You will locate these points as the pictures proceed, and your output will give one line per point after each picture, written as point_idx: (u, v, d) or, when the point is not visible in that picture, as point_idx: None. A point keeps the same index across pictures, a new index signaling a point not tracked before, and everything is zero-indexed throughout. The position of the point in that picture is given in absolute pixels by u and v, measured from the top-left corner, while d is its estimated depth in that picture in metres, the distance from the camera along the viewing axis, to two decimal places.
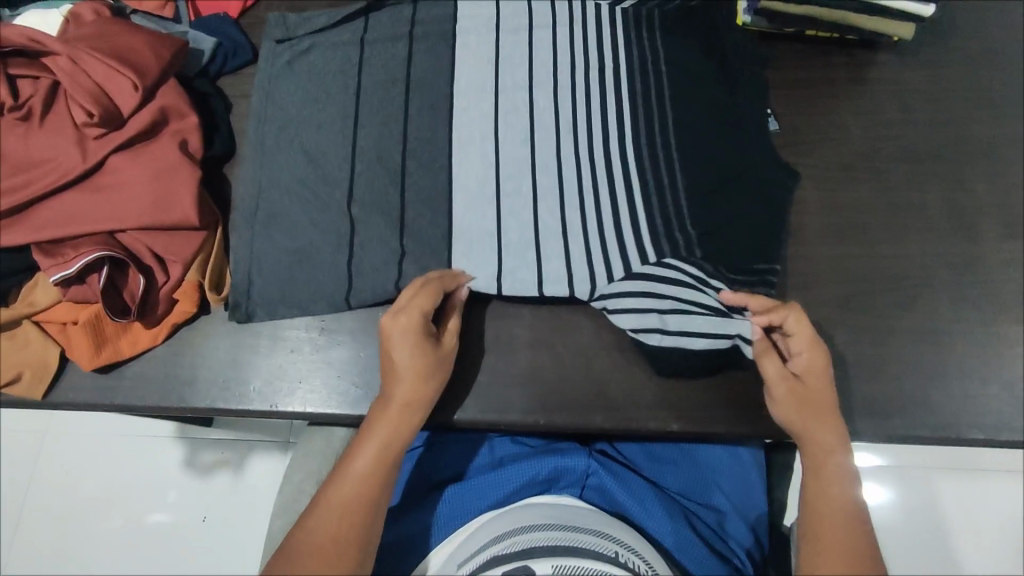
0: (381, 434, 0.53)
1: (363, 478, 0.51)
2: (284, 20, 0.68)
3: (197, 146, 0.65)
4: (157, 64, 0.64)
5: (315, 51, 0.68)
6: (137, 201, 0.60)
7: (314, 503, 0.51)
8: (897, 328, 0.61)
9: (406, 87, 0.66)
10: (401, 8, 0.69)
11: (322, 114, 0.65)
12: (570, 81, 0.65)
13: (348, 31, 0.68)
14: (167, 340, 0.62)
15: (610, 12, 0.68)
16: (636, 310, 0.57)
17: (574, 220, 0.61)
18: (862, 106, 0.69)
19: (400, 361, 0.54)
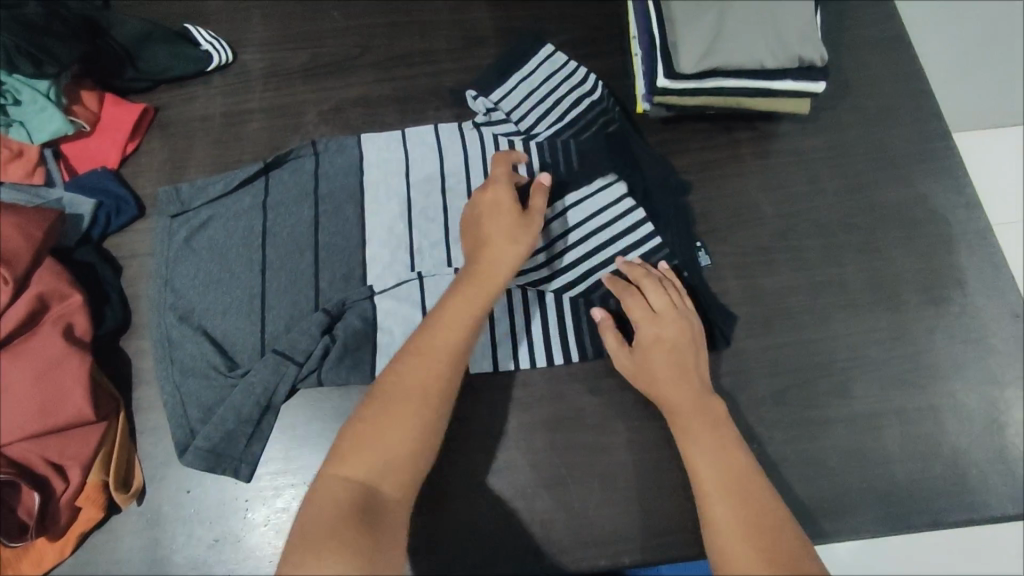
0: (472, 286, 0.54)
1: (440, 355, 0.51)
2: (177, 193, 0.67)
3: (85, 327, 0.61)
4: (29, 247, 0.60)
5: (212, 223, 0.67)
6: (21, 409, 0.56)
7: (382, 382, 0.50)
8: (837, 417, 0.60)
9: (317, 246, 0.65)
10: (302, 162, 0.68)
11: (232, 286, 0.64)
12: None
13: (248, 195, 0.67)
14: (77, 550, 0.58)
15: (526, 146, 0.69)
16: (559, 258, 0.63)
17: (507, 351, 0.61)
18: (770, 181, 0.69)
19: (501, 215, 0.58)
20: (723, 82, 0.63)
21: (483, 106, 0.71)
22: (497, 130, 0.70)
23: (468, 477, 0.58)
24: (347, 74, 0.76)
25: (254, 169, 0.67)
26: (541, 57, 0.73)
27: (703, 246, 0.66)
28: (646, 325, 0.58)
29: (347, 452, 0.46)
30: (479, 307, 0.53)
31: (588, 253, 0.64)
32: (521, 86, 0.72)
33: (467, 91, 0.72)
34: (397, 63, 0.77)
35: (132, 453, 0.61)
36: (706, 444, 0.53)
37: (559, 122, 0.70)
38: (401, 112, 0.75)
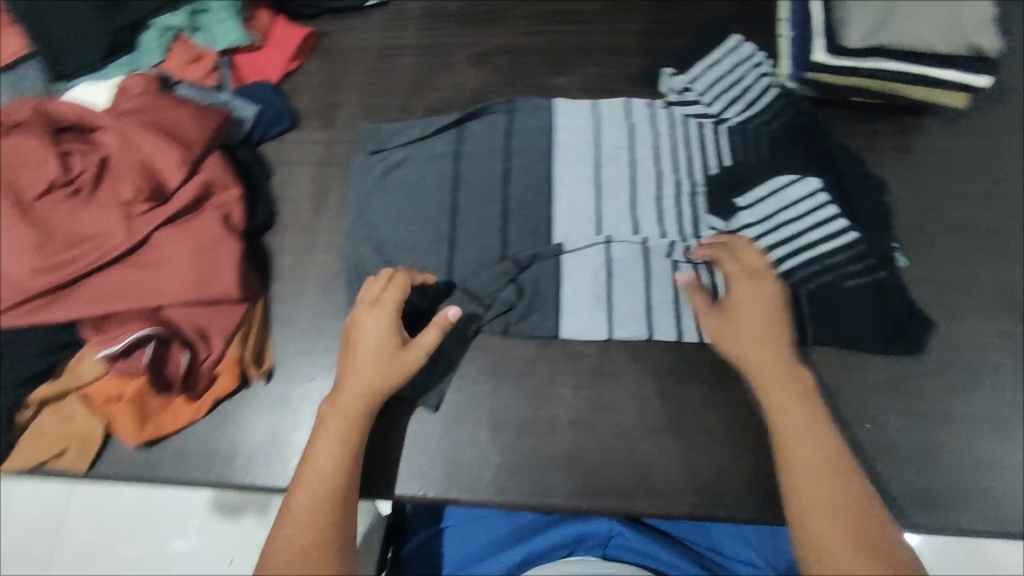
0: (339, 425, 0.55)
1: (330, 492, 0.51)
2: (378, 133, 0.72)
3: (240, 217, 0.65)
4: (203, 137, 0.66)
5: (407, 163, 0.71)
6: (180, 277, 0.60)
7: (280, 522, 0.50)
8: (948, 414, 0.60)
9: (507, 198, 0.69)
10: (494, 119, 0.73)
11: (421, 222, 0.68)
12: (676, 201, 0.69)
13: (442, 143, 0.71)
14: (208, 414, 0.63)
15: (713, 131, 0.72)
16: (750, 242, 0.65)
17: (690, 323, 0.63)
18: (910, 175, 0.68)
19: (371, 342, 0.57)
20: (881, 65, 0.63)
21: (676, 86, 0.73)
22: (686, 110, 0.72)
23: (575, 409, 0.61)
24: (499, 23, 0.80)
25: (451, 119, 0.72)
26: (731, 44, 0.74)
27: (899, 247, 0.65)
28: (748, 287, 0.59)
29: None
30: (349, 443, 0.54)
31: (780, 242, 0.64)
32: (709, 70, 0.73)
33: (663, 69, 0.74)
34: (547, 18, 0.80)
35: (264, 338, 0.66)
36: (802, 415, 0.53)
37: (749, 110, 0.71)
38: (545, 64, 0.78)
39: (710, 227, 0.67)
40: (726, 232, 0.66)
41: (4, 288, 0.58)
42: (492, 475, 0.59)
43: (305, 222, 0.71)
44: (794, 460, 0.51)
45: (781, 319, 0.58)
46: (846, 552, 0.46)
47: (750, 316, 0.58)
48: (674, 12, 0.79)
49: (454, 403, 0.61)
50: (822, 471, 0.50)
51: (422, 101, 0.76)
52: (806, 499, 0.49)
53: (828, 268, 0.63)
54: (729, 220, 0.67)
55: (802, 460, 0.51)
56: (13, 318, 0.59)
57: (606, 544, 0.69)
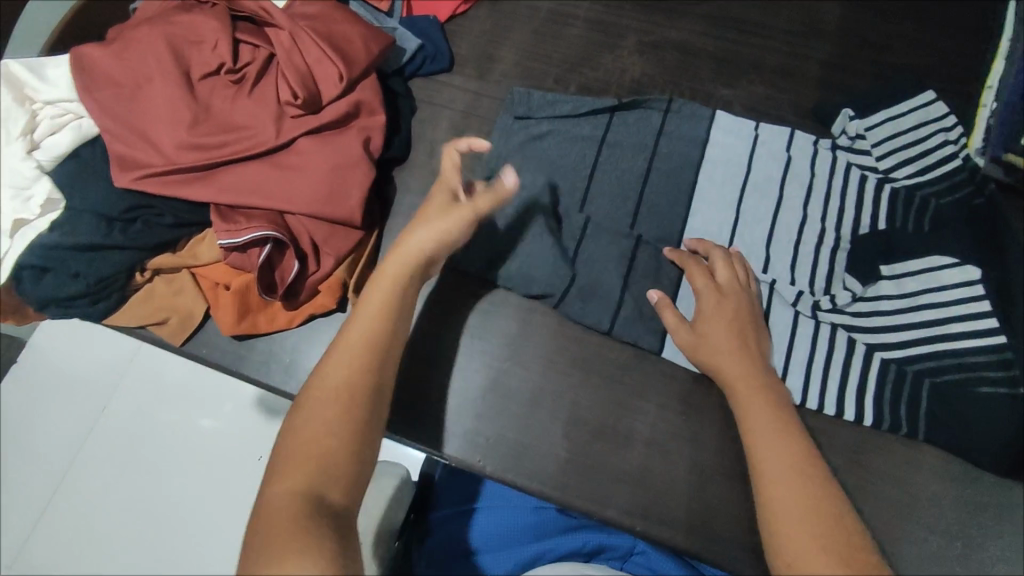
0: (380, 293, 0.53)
1: (365, 359, 0.49)
2: (529, 98, 0.70)
3: (378, 146, 0.66)
4: (366, 58, 0.66)
5: (550, 136, 0.69)
6: (312, 188, 0.62)
7: (336, 339, 0.50)
8: None
9: (639, 200, 0.66)
10: (651, 114, 0.69)
11: (548, 201, 0.66)
12: (815, 251, 0.63)
13: (592, 125, 0.68)
14: (300, 326, 0.64)
15: (877, 189, 0.65)
16: (884, 317, 0.60)
17: (795, 383, 0.59)
18: None
19: (428, 210, 0.57)
20: None
21: (850, 131, 0.67)
22: (853, 159, 0.66)
23: (655, 431, 0.59)
24: (678, 16, 0.76)
25: (607, 104, 0.68)
26: (925, 101, 0.67)
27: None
28: (713, 296, 0.58)
29: (286, 462, 0.42)
30: (390, 310, 0.52)
31: (920, 327, 0.59)
32: (891, 124, 0.66)
33: (844, 108, 0.68)
34: (728, 24, 0.75)
35: (371, 269, 0.66)
36: (761, 416, 0.51)
37: (924, 175, 0.64)
38: (715, 71, 0.73)
39: (847, 287, 0.62)
40: (862, 298, 0.61)
41: (153, 153, 0.61)
42: (555, 468, 0.58)
43: (436, 167, 0.70)
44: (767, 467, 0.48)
45: (751, 338, 0.56)
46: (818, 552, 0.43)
47: (722, 315, 0.57)
48: (865, 50, 0.73)
49: (536, 390, 0.61)
50: (790, 471, 0.47)
51: (579, 76, 0.74)
52: (775, 498, 0.46)
53: (963, 366, 0.57)
54: (869, 285, 0.61)
55: (773, 464, 0.48)
56: (151, 185, 0.61)
57: (626, 558, 0.66)
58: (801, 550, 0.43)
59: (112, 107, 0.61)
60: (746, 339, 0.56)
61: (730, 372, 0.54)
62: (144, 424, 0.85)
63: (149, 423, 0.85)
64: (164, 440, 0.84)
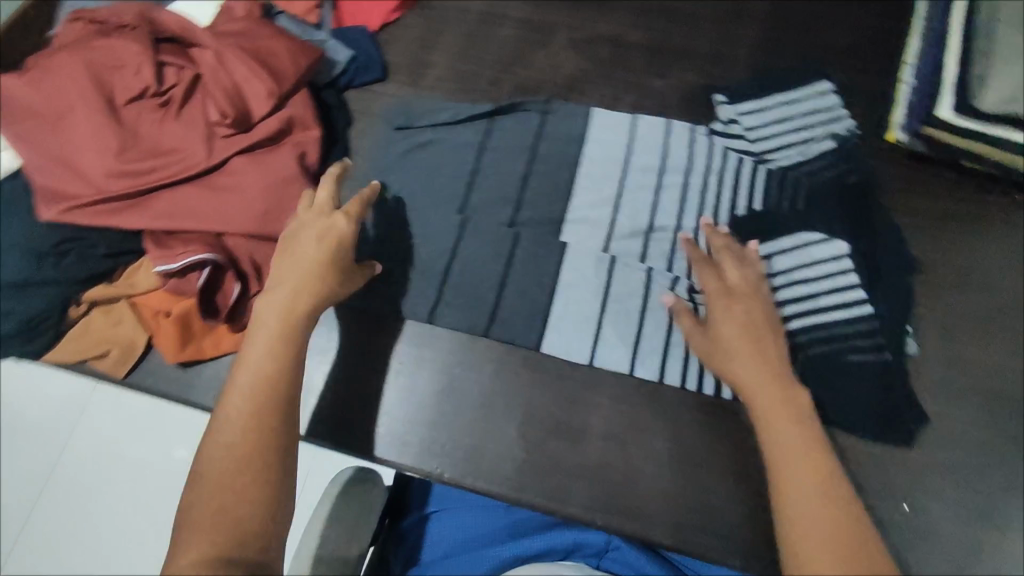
0: (272, 332, 0.48)
1: (262, 408, 0.44)
2: (407, 111, 0.71)
3: (314, 159, 0.65)
4: (295, 73, 0.66)
5: (429, 145, 0.69)
6: (249, 208, 0.61)
7: (231, 383, 0.46)
8: (1006, 516, 0.56)
9: (576, 195, 0.67)
10: (529, 117, 0.70)
11: (429, 208, 0.67)
12: (695, 236, 0.64)
13: (471, 132, 0.69)
14: None
15: (753, 170, 0.66)
16: (760, 298, 0.61)
17: (675, 366, 0.60)
18: (1015, 254, 0.64)
19: (316, 244, 0.53)
20: (1006, 133, 0.61)
21: (725, 116, 0.69)
22: (730, 143, 0.68)
23: (609, 423, 0.59)
24: (607, 11, 0.77)
25: (483, 109, 0.70)
26: (806, 91, 0.70)
27: (913, 331, 0.61)
28: (725, 304, 0.55)
29: (191, 528, 0.39)
30: (281, 350, 0.48)
31: (794, 305, 0.60)
32: (771, 110, 0.69)
33: (715, 95, 0.71)
34: (657, 16, 0.76)
35: None
36: (774, 409, 0.49)
37: (797, 156, 0.67)
38: (647, 62, 0.74)
39: None
40: None
41: (81, 183, 0.59)
42: (513, 470, 0.58)
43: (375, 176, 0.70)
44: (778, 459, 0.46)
45: (766, 343, 0.53)
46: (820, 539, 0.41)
47: (737, 312, 0.54)
48: (791, 33, 0.75)
49: (489, 392, 0.61)
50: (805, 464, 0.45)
51: (513, 77, 0.74)
52: (792, 486, 0.44)
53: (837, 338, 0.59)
54: None
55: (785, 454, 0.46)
56: (81, 216, 0.59)
57: None
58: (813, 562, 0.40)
59: (36, 140, 0.60)
60: (763, 334, 0.54)
61: (744, 369, 0.52)
62: (109, 465, 0.83)
63: (114, 463, 0.83)
64: (131, 479, 0.82)
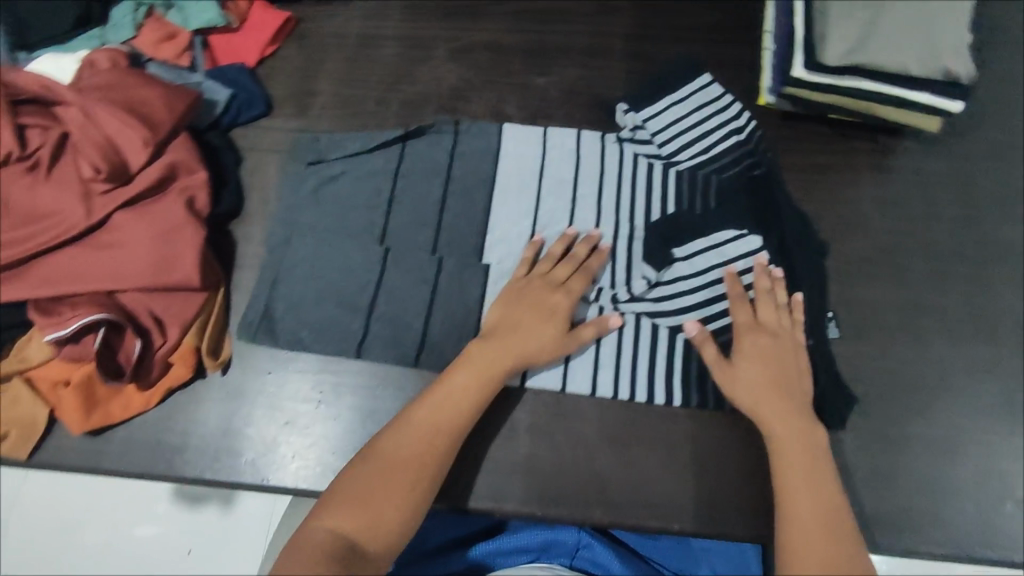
0: (479, 368, 0.56)
1: (438, 435, 0.53)
2: (317, 143, 0.69)
3: (205, 203, 0.64)
4: (171, 117, 0.64)
5: (343, 177, 0.68)
6: (139, 261, 0.59)
7: (433, 390, 0.56)
8: (909, 437, 0.59)
9: (490, 205, 0.66)
10: (440, 137, 0.69)
11: (347, 243, 0.64)
12: (612, 248, 0.65)
13: (382, 159, 0.68)
14: (160, 404, 0.61)
15: (663, 173, 0.67)
16: (686, 299, 0.62)
17: (607, 377, 0.60)
18: (885, 194, 0.68)
19: (547, 311, 0.59)
20: (858, 84, 0.63)
21: (630, 122, 0.70)
22: (638, 148, 0.69)
23: (535, 415, 0.60)
24: (482, 18, 0.78)
25: (392, 136, 0.68)
26: (706, 83, 0.71)
27: (834, 317, 0.63)
28: (755, 336, 0.58)
29: (335, 503, 0.49)
30: (480, 392, 0.56)
31: (717, 304, 0.62)
32: (673, 108, 0.70)
33: (618, 104, 0.71)
34: (532, 16, 0.78)
35: (225, 328, 0.64)
36: (794, 436, 0.54)
37: (703, 153, 0.68)
38: (528, 62, 0.76)
39: (643, 275, 0.63)
40: (659, 282, 0.63)
41: None
42: (448, 479, 0.58)
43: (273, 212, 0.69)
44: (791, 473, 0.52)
45: (794, 368, 0.57)
46: (829, 551, 0.48)
47: (757, 345, 0.57)
48: (660, 17, 0.78)
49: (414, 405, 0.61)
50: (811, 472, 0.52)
51: (400, 93, 0.75)
52: (787, 484, 0.52)
53: None
54: (664, 269, 0.63)
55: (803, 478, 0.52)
56: None
57: (573, 554, 0.65)
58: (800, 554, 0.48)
59: None
60: (789, 369, 0.57)
61: (765, 396, 0.55)
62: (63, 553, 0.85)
63: (68, 549, 0.85)
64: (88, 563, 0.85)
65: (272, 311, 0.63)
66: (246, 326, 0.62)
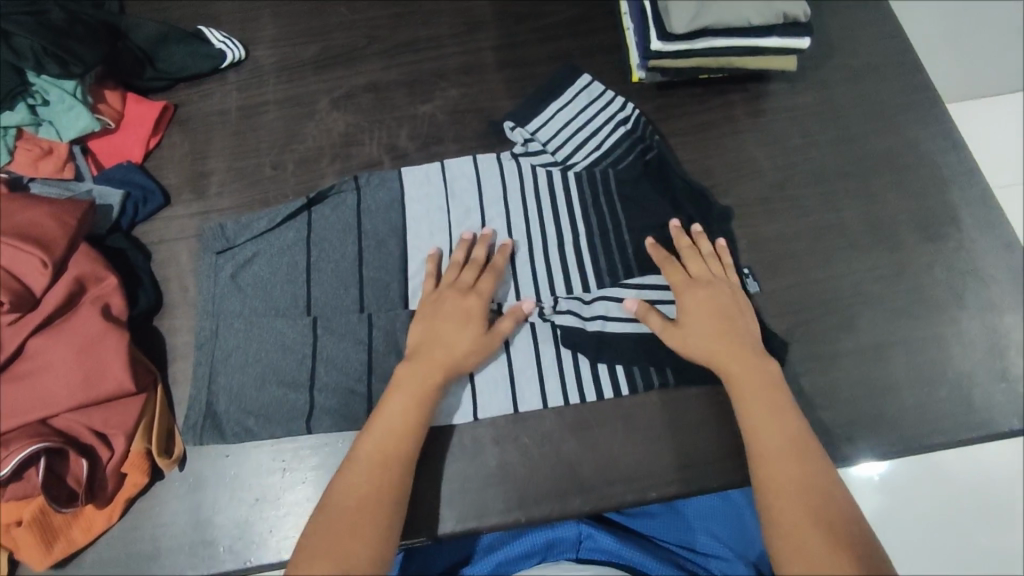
0: (413, 387, 0.57)
1: (389, 464, 0.54)
2: (222, 231, 0.69)
3: (121, 307, 0.63)
4: (66, 231, 0.62)
5: (258, 258, 0.68)
6: (66, 382, 0.58)
7: (377, 418, 0.56)
8: (840, 351, 0.63)
9: (406, 242, 0.68)
10: (345, 196, 0.70)
11: (276, 317, 0.65)
12: (534, 261, 0.66)
13: (291, 229, 0.69)
14: (123, 516, 0.60)
15: (563, 178, 0.70)
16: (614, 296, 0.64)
17: (554, 387, 0.62)
18: (765, 135, 0.73)
19: (449, 320, 0.60)
20: (714, 41, 0.68)
21: (521, 137, 0.72)
22: (535, 160, 0.71)
23: (496, 426, 0.61)
24: (356, 62, 0.80)
25: (297, 205, 0.69)
26: (580, 86, 0.75)
27: (751, 273, 0.66)
28: (694, 291, 0.62)
29: (307, 555, 0.49)
30: (416, 407, 0.56)
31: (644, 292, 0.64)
32: (558, 116, 0.73)
33: (505, 123, 0.73)
34: (404, 50, 0.80)
35: (171, 423, 0.63)
36: (758, 399, 0.56)
37: (595, 152, 0.71)
38: (409, 94, 0.78)
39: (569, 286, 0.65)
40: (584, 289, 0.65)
41: None
42: (428, 510, 0.58)
43: (193, 298, 0.69)
44: (767, 455, 0.53)
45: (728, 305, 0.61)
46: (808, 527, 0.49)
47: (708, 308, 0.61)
48: (522, 22, 0.81)
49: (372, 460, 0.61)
50: (786, 451, 0.53)
51: (293, 153, 0.75)
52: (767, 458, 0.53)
53: None
54: (585, 272, 0.66)
55: (766, 424, 0.55)
56: None
57: (577, 548, 0.66)
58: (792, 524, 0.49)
59: None
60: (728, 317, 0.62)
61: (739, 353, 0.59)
62: None
63: None
64: None
65: (215, 405, 0.63)
66: (188, 429, 0.62)
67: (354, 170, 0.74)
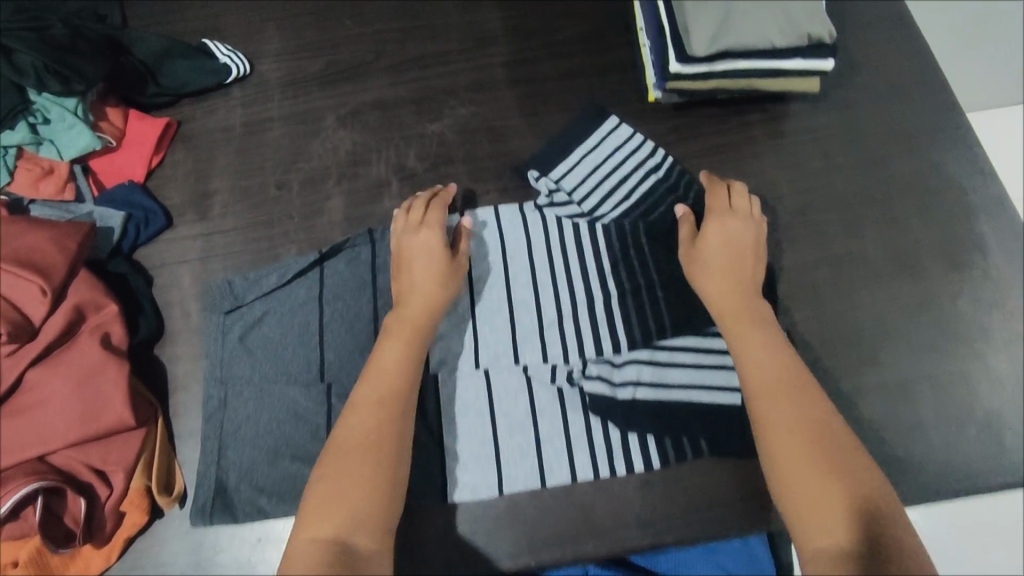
0: (398, 332, 0.58)
1: (384, 405, 0.53)
2: (230, 288, 0.66)
3: (121, 336, 0.61)
4: (65, 257, 0.60)
5: (267, 318, 0.65)
6: (64, 416, 0.56)
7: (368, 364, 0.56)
8: (863, 388, 0.61)
9: None
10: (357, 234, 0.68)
11: (290, 361, 0.63)
12: (563, 324, 0.63)
13: (299, 272, 0.66)
14: (122, 556, 0.58)
15: (591, 229, 0.67)
16: (646, 360, 0.61)
17: (584, 458, 0.59)
18: (785, 159, 0.70)
19: (422, 258, 0.61)
20: (734, 64, 0.65)
21: (545, 187, 0.69)
22: (559, 212, 0.68)
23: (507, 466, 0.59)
24: (362, 78, 0.78)
25: (309, 260, 0.66)
26: (606, 129, 0.72)
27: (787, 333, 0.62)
28: (722, 221, 0.62)
29: (314, 512, 0.48)
30: (403, 350, 0.57)
31: (679, 359, 0.61)
32: (584, 162, 0.70)
33: (528, 171, 0.70)
34: (412, 66, 0.78)
35: (171, 457, 0.62)
36: (750, 334, 0.56)
37: (624, 203, 0.68)
38: (417, 112, 0.76)
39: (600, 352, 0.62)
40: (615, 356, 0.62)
41: None
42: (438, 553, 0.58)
43: (197, 326, 0.67)
44: (765, 389, 0.53)
45: (753, 248, 0.61)
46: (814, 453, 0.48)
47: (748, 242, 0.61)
48: (533, 38, 0.78)
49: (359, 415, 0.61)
50: (778, 380, 0.53)
51: (298, 173, 0.73)
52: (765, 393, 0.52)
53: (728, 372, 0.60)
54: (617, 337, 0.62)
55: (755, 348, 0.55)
56: None
57: None
58: (799, 456, 0.49)
59: None
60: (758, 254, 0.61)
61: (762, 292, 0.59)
62: None
63: None
64: None
65: (226, 481, 0.60)
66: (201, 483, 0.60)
67: (360, 192, 0.72)
